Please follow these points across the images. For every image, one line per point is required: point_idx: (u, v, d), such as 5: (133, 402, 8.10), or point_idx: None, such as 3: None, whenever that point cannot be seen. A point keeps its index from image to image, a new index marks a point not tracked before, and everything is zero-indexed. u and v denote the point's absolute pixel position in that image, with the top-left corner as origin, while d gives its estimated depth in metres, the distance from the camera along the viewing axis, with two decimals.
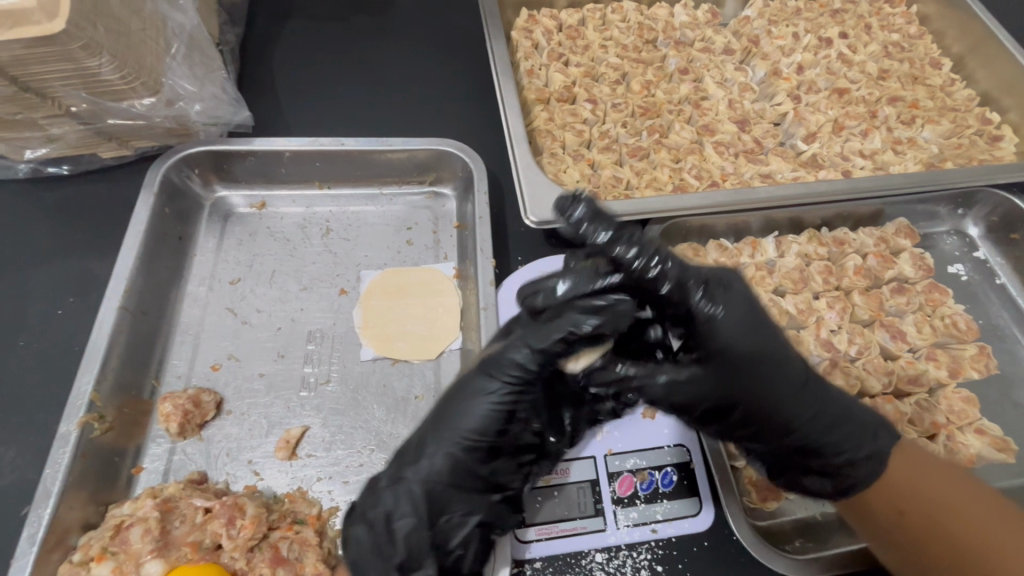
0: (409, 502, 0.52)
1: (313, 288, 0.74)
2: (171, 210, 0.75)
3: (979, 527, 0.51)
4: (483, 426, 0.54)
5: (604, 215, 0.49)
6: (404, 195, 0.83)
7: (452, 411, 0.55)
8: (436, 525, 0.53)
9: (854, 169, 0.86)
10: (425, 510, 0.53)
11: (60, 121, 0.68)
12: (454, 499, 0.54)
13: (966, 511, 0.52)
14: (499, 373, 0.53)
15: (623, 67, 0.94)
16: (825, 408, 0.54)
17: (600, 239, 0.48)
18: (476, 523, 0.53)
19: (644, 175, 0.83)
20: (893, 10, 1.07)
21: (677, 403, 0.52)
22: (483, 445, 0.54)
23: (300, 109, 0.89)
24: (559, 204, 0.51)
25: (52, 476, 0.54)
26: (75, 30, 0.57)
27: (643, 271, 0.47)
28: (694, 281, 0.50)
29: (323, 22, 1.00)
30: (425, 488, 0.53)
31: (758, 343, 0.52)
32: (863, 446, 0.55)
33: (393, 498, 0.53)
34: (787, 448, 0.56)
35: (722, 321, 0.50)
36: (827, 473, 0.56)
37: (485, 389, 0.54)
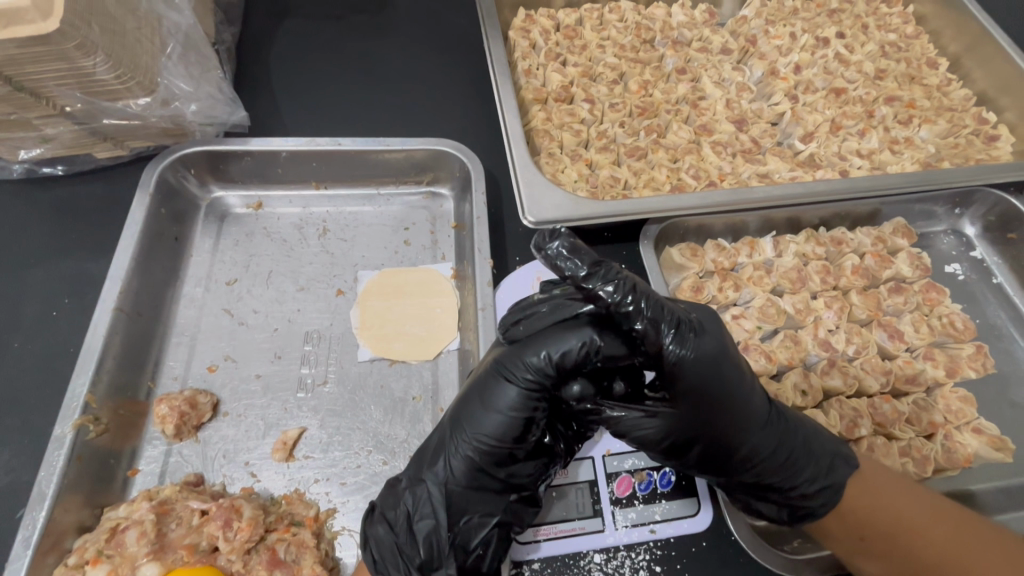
0: (430, 503, 0.53)
1: (310, 288, 0.74)
2: (167, 210, 0.74)
3: (936, 544, 0.52)
4: (501, 431, 0.52)
5: (582, 251, 0.49)
6: (402, 195, 0.83)
7: (469, 414, 0.53)
8: (455, 527, 0.53)
9: (851, 169, 0.87)
10: (444, 512, 0.53)
11: (55, 121, 0.68)
12: (472, 500, 0.54)
13: (925, 530, 0.53)
14: (515, 376, 0.52)
15: (621, 67, 0.94)
16: (781, 445, 0.55)
17: (579, 275, 0.48)
18: (495, 524, 0.53)
19: (642, 175, 0.83)
20: (889, 9, 1.07)
21: (633, 439, 0.52)
22: (501, 449, 0.53)
23: (297, 110, 0.89)
24: (537, 240, 0.50)
25: (47, 478, 0.53)
26: (69, 29, 0.57)
27: (617, 308, 0.47)
28: (667, 323, 0.48)
29: (319, 21, 1.00)
30: (444, 490, 0.53)
31: (722, 382, 0.51)
32: (817, 479, 0.56)
33: (412, 499, 0.54)
34: (745, 482, 0.56)
35: (692, 362, 0.49)
36: (783, 503, 0.57)
37: (505, 393, 0.52)
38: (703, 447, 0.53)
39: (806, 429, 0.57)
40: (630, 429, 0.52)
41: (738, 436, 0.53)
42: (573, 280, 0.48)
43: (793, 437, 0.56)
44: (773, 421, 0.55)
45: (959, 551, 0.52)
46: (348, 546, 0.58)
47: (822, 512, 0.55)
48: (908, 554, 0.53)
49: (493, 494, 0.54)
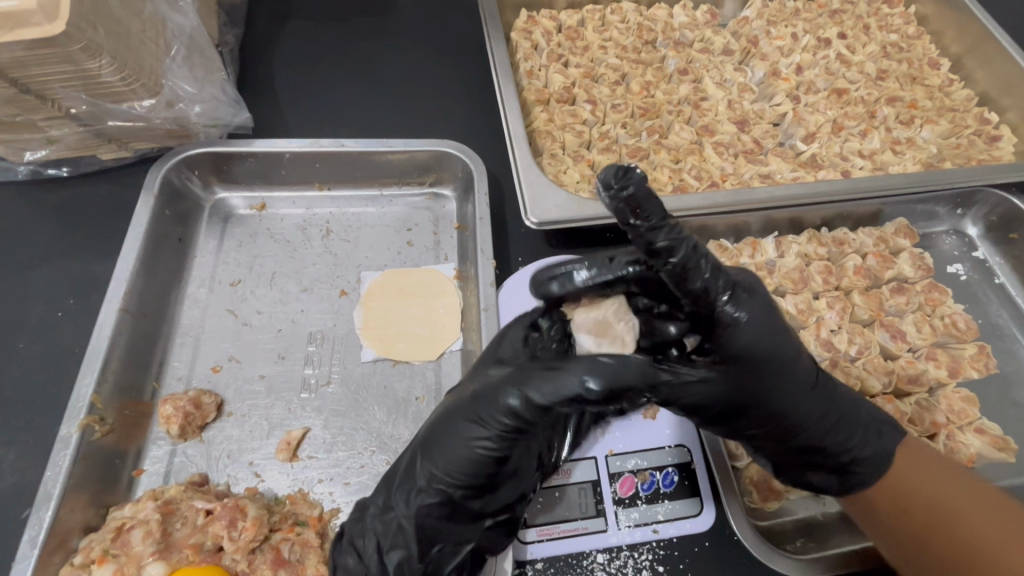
0: (399, 532, 0.52)
1: (314, 289, 0.74)
2: (171, 212, 0.75)
3: (978, 526, 0.51)
4: (470, 462, 0.52)
5: (655, 198, 0.43)
6: (404, 196, 0.83)
7: (437, 446, 0.53)
8: (426, 556, 0.52)
9: (853, 169, 0.87)
10: (414, 543, 0.52)
11: (60, 123, 0.68)
12: (442, 532, 0.53)
13: (966, 510, 0.52)
14: (484, 411, 0.51)
15: (623, 68, 0.94)
16: (832, 409, 0.55)
17: (649, 235, 0.43)
18: (465, 552, 0.53)
19: (644, 176, 0.83)
20: (891, 10, 1.08)
21: (687, 407, 0.51)
22: (468, 481, 0.52)
23: (300, 111, 0.89)
24: (607, 177, 0.41)
25: (53, 478, 0.53)
26: (74, 31, 0.58)
27: (683, 270, 0.45)
28: (723, 283, 0.48)
29: (323, 23, 1.00)
30: (411, 523, 0.52)
31: (776, 345, 0.51)
32: (866, 443, 0.56)
33: (382, 530, 0.53)
34: (794, 448, 0.56)
35: (748, 324, 0.49)
36: (833, 470, 0.56)
37: (471, 426, 0.52)
38: (755, 412, 0.53)
39: (851, 395, 0.57)
40: (688, 395, 0.50)
41: (789, 399, 0.53)
42: (636, 236, 0.43)
43: (841, 403, 0.56)
44: (820, 384, 0.55)
45: (1002, 536, 0.50)
46: None
47: (873, 480, 0.55)
48: (948, 533, 0.52)
49: (462, 524, 0.54)
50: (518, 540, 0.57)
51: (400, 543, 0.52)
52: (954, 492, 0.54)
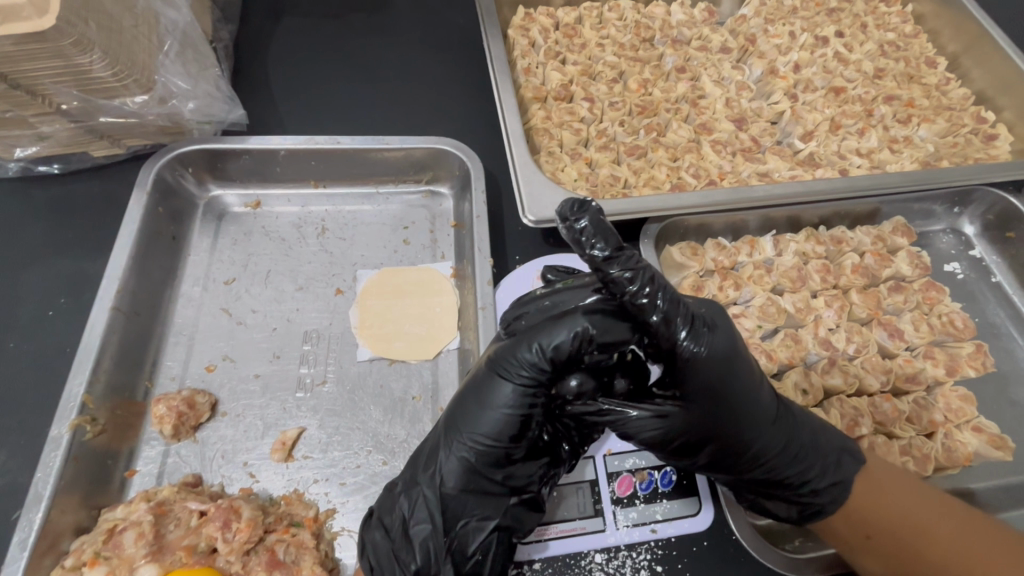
0: (424, 507, 0.52)
1: (309, 288, 0.73)
2: (164, 209, 0.74)
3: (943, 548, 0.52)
4: (499, 428, 0.52)
5: (609, 230, 0.46)
6: (401, 194, 0.83)
7: (465, 414, 0.53)
8: (452, 530, 0.53)
9: (851, 168, 0.87)
10: (444, 516, 0.53)
11: (51, 119, 0.67)
12: (470, 503, 0.53)
13: (930, 530, 0.53)
14: (510, 374, 0.52)
15: (620, 66, 0.94)
16: (790, 444, 0.55)
17: (596, 256, 0.46)
18: (494, 527, 0.53)
19: (642, 174, 0.83)
20: (888, 9, 1.08)
21: (646, 437, 0.51)
22: (498, 449, 0.52)
23: (294, 107, 0.88)
24: (564, 209, 0.47)
25: (44, 479, 0.53)
26: (65, 26, 0.57)
27: (635, 297, 0.46)
28: (682, 316, 0.48)
29: (317, 19, 0.99)
30: (439, 494, 0.53)
31: (733, 384, 0.51)
32: (826, 476, 0.56)
33: (408, 504, 0.53)
34: (754, 481, 0.56)
35: (706, 359, 0.49)
36: (794, 501, 0.56)
37: (505, 391, 0.52)
38: (713, 445, 0.53)
39: (810, 424, 0.57)
40: (646, 424, 0.51)
41: (746, 435, 0.53)
42: (592, 264, 0.47)
43: (800, 432, 0.56)
44: (780, 419, 0.55)
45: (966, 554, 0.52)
46: (348, 547, 0.58)
47: (831, 510, 0.55)
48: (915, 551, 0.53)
49: (489, 498, 0.54)
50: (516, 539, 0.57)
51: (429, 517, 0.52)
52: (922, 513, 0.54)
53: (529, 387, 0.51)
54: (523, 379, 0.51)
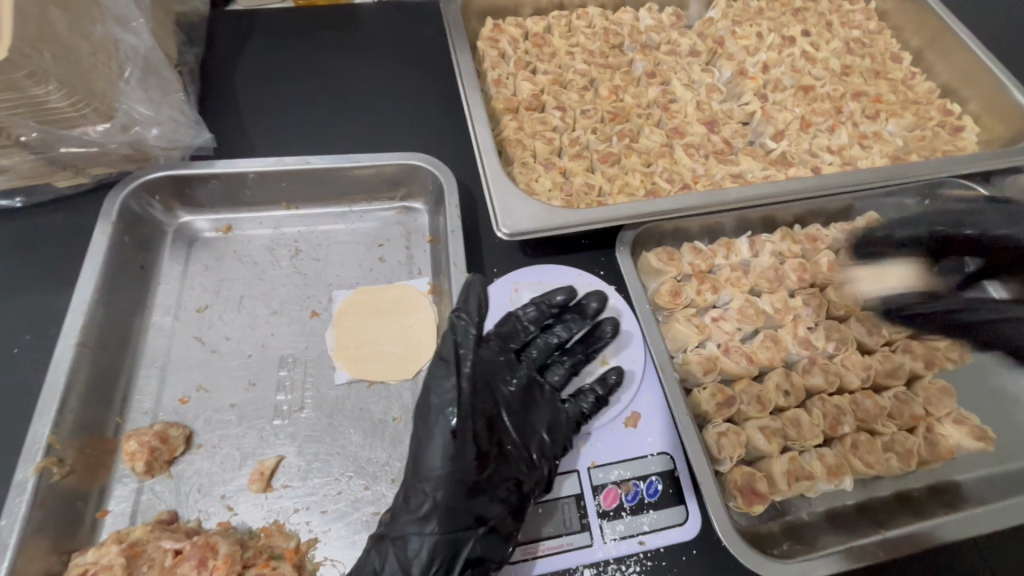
0: (393, 558, 0.52)
1: (284, 311, 0.72)
2: (131, 238, 0.72)
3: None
4: (445, 461, 0.54)
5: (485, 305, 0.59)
6: (374, 212, 0.82)
7: (419, 455, 0.55)
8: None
9: (823, 166, 0.87)
10: (415, 563, 0.51)
11: (10, 152, 0.66)
12: (440, 544, 0.52)
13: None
14: (441, 413, 0.55)
15: (591, 73, 0.94)
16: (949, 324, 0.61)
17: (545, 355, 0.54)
18: (465, 563, 0.52)
19: (617, 181, 0.82)
20: (852, 6, 1.09)
21: None
22: (450, 482, 0.53)
23: (263, 129, 0.87)
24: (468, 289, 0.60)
25: (8, 527, 0.51)
26: (18, 58, 0.56)
27: None
28: None
29: (285, 38, 0.99)
30: (410, 547, 0.52)
31: None
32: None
33: (381, 557, 0.52)
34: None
35: None
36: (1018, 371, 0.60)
37: (440, 422, 0.55)
38: None
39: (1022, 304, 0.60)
40: None
41: None
42: None
43: None
44: None
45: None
46: None
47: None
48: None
49: (456, 538, 0.53)
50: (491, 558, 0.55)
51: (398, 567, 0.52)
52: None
53: (460, 417, 0.54)
54: (453, 412, 0.54)
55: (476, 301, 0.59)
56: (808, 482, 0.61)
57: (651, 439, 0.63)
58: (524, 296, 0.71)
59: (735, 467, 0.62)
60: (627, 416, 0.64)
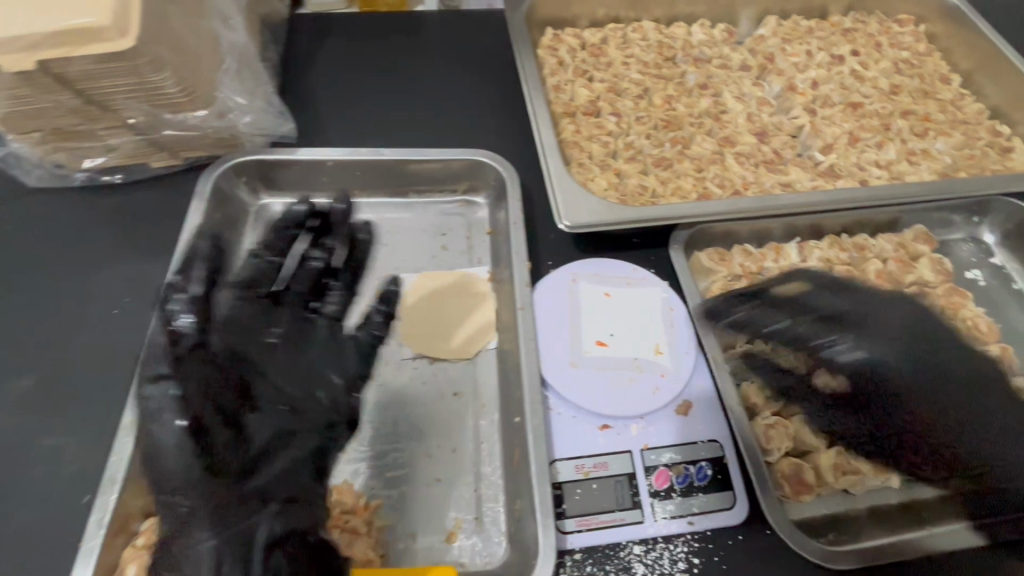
0: (267, 513, 0.51)
1: (355, 290, 0.77)
2: (220, 215, 0.78)
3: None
4: (261, 425, 0.54)
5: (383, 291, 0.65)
6: (438, 203, 0.87)
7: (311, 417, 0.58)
8: (180, 551, 0.48)
9: (871, 179, 0.89)
10: (266, 519, 0.51)
11: (118, 132, 0.75)
12: (285, 505, 0.52)
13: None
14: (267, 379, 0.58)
15: (645, 83, 0.99)
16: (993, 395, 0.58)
17: None
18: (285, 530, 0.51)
19: (669, 184, 0.86)
20: (901, 29, 1.12)
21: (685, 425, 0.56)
22: (272, 442, 0.54)
23: (337, 123, 0.94)
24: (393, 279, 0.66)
25: (117, 464, 0.56)
26: (142, 47, 0.64)
27: None
28: None
29: (357, 40, 1.06)
30: (268, 505, 0.51)
31: None
32: None
33: (245, 516, 0.50)
34: None
35: None
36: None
37: (262, 380, 0.57)
38: None
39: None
40: None
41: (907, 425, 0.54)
42: None
43: None
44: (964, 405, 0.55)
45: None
46: (397, 535, 0.61)
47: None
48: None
49: (238, 507, 0.50)
50: (525, 521, 0.59)
51: (236, 546, 0.48)
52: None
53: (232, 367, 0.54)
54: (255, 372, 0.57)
55: (203, 261, 0.51)
56: (854, 477, 0.63)
57: (702, 427, 0.66)
58: (580, 286, 0.74)
59: (783, 458, 0.65)
60: (679, 404, 0.67)
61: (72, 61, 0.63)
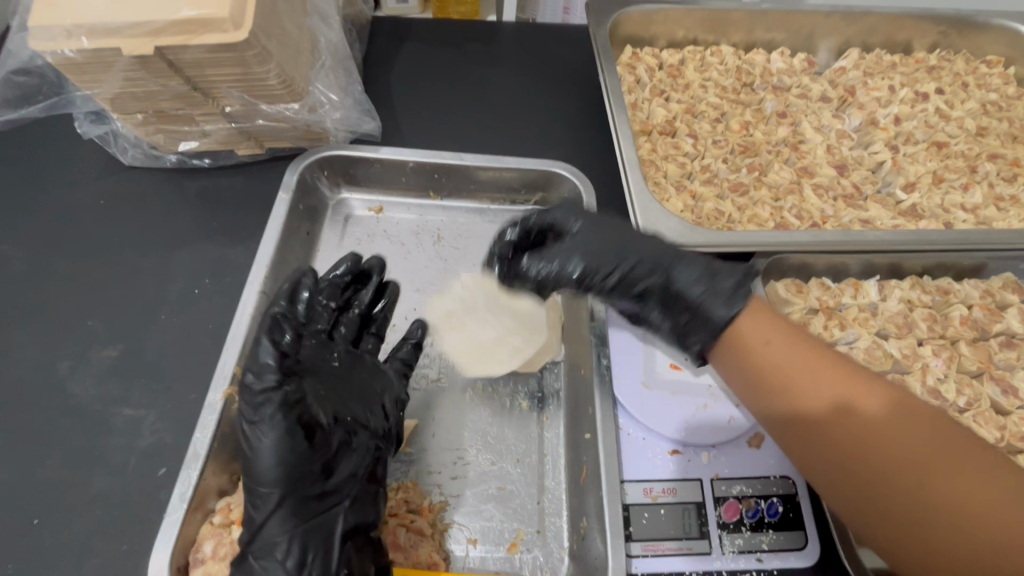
0: (343, 515, 0.55)
1: (426, 290, 0.78)
2: (303, 207, 0.80)
3: (769, 359, 0.52)
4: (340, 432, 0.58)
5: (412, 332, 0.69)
6: (509, 212, 0.88)
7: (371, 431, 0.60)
8: (254, 545, 0.52)
9: (956, 222, 0.87)
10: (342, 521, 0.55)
11: (214, 119, 0.77)
12: (360, 508, 0.56)
13: (874, 448, 0.48)
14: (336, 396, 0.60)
15: (722, 107, 0.98)
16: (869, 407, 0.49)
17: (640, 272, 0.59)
18: (345, 536, 0.54)
19: (746, 211, 0.85)
20: (989, 70, 1.08)
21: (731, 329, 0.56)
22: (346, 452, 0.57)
23: (414, 124, 0.95)
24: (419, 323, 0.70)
25: (201, 439, 0.58)
26: (253, 40, 0.65)
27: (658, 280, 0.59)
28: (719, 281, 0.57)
29: (436, 45, 1.08)
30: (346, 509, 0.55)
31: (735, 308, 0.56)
32: None
33: (332, 518, 0.55)
34: None
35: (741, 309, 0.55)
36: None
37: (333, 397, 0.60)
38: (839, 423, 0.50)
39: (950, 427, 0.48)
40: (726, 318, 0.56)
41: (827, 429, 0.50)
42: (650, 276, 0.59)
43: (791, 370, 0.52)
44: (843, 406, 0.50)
45: (818, 394, 0.50)
46: (459, 540, 0.60)
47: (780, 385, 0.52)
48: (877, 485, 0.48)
49: (320, 503, 0.55)
50: (591, 541, 0.59)
51: (318, 537, 0.53)
52: (883, 425, 0.48)
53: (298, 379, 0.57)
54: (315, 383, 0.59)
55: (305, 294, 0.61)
56: None
57: (775, 462, 0.63)
58: None
59: None
60: (752, 435, 0.65)
61: (187, 49, 0.64)
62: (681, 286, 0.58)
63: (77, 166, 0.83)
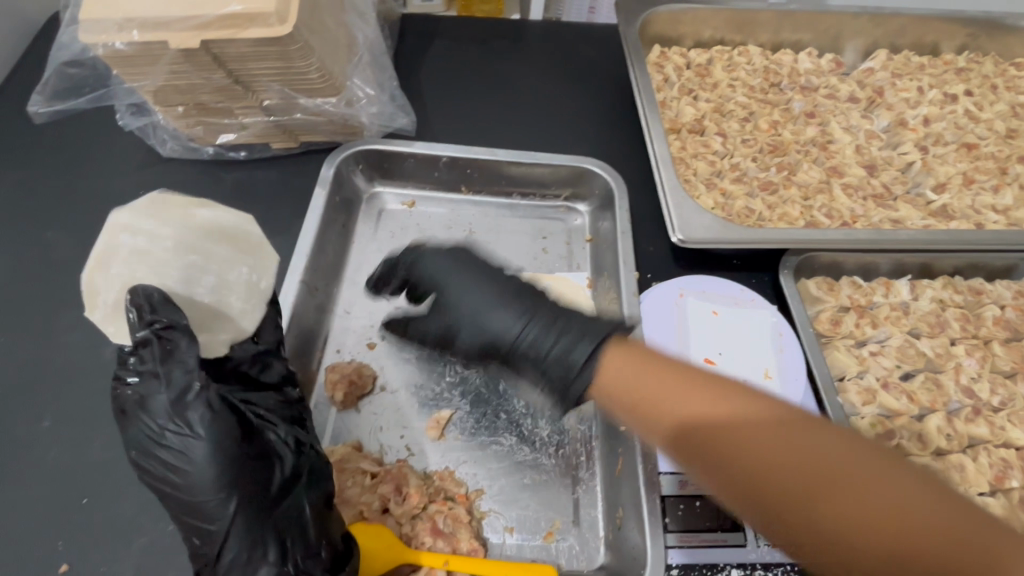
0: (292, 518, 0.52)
1: None
2: (339, 199, 0.82)
3: (631, 374, 0.50)
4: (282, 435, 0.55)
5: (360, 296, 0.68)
6: (540, 207, 0.88)
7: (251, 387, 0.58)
8: (223, 562, 0.49)
9: (987, 223, 0.86)
10: (297, 525, 0.52)
11: (253, 112, 0.79)
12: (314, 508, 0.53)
13: (769, 464, 0.42)
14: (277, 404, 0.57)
15: (751, 106, 0.98)
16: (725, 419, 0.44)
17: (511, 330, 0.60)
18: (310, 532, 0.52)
19: (776, 209, 0.85)
20: (1019, 72, 1.08)
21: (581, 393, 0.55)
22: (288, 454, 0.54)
23: (445, 120, 0.97)
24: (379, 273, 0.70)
25: None
26: (296, 34, 0.66)
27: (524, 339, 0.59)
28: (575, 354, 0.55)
29: (466, 43, 1.09)
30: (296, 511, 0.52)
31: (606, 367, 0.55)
32: None
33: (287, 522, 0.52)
34: None
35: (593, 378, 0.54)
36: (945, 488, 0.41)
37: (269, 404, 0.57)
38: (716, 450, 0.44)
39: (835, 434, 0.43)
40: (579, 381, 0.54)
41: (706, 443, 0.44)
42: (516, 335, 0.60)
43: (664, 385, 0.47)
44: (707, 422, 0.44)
45: (685, 397, 0.45)
46: (495, 528, 0.61)
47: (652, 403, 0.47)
48: (808, 502, 0.40)
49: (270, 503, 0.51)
50: (627, 532, 0.60)
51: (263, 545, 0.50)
52: (757, 437, 0.42)
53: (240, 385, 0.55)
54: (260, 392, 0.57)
55: None
56: None
57: None
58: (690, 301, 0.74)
59: None
60: None
61: (233, 43, 0.66)
62: (537, 350, 0.58)
63: (117, 157, 0.85)
